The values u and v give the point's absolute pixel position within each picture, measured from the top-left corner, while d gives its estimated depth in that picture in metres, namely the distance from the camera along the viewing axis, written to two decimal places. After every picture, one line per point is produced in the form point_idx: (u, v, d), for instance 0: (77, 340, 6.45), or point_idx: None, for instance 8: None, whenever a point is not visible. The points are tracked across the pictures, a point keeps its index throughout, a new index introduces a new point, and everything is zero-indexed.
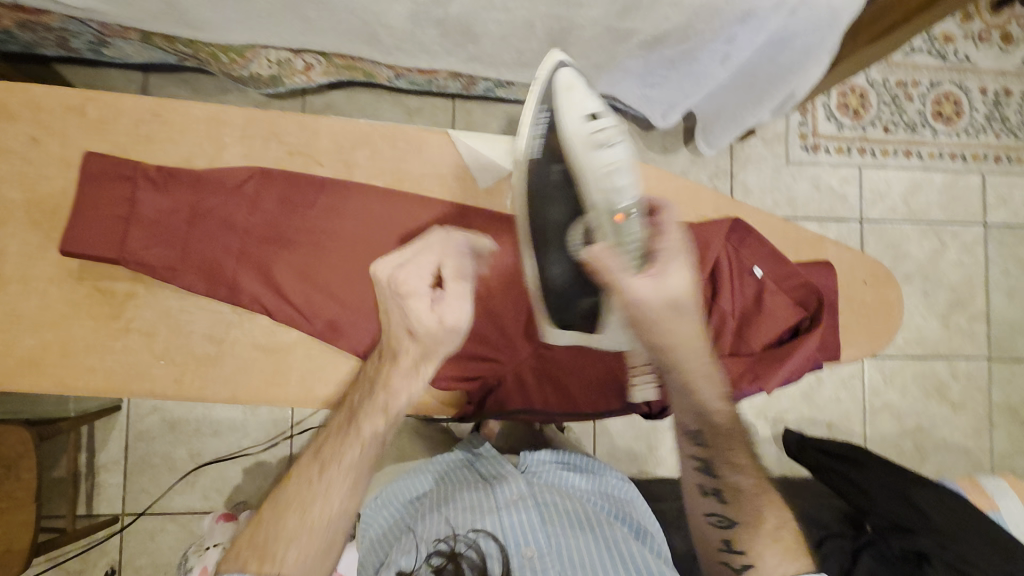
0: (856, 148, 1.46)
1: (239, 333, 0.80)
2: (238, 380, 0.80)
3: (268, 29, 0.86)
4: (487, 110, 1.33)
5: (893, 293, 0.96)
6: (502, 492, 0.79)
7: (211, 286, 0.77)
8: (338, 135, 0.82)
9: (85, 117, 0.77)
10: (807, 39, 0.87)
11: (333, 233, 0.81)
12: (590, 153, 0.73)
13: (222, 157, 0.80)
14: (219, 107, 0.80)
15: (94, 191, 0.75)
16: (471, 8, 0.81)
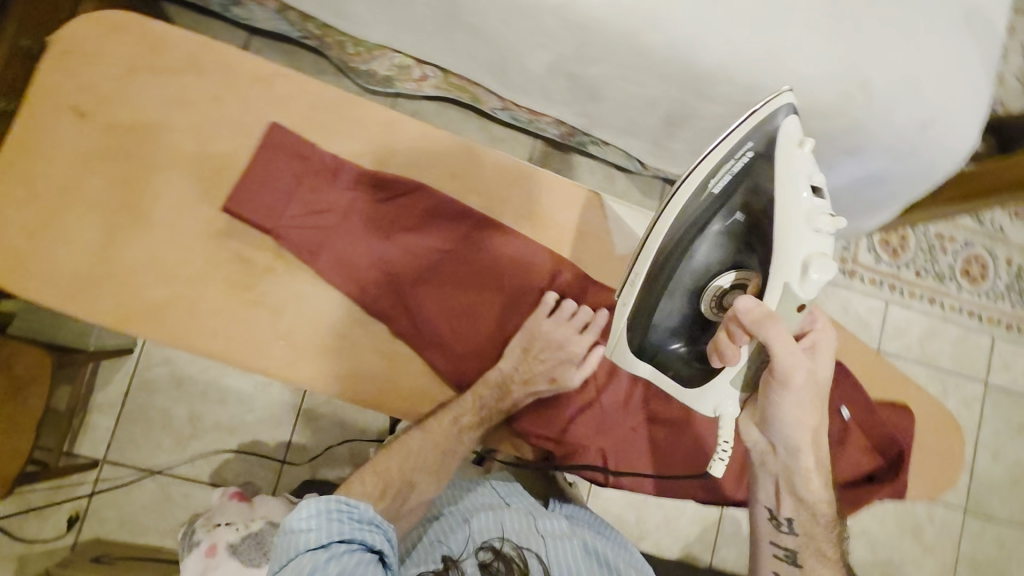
0: (888, 283, 1.53)
1: (362, 334, 0.76)
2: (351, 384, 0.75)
3: (409, 38, 0.88)
4: (563, 158, 1.37)
5: (956, 445, 1.01)
6: (546, 523, 0.81)
7: (350, 287, 0.74)
8: (503, 169, 0.82)
9: (271, 90, 0.77)
10: (900, 183, 0.92)
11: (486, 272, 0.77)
12: (797, 227, 0.61)
13: (391, 163, 0.79)
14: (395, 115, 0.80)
15: (273, 161, 0.73)
16: (608, 75, 0.85)
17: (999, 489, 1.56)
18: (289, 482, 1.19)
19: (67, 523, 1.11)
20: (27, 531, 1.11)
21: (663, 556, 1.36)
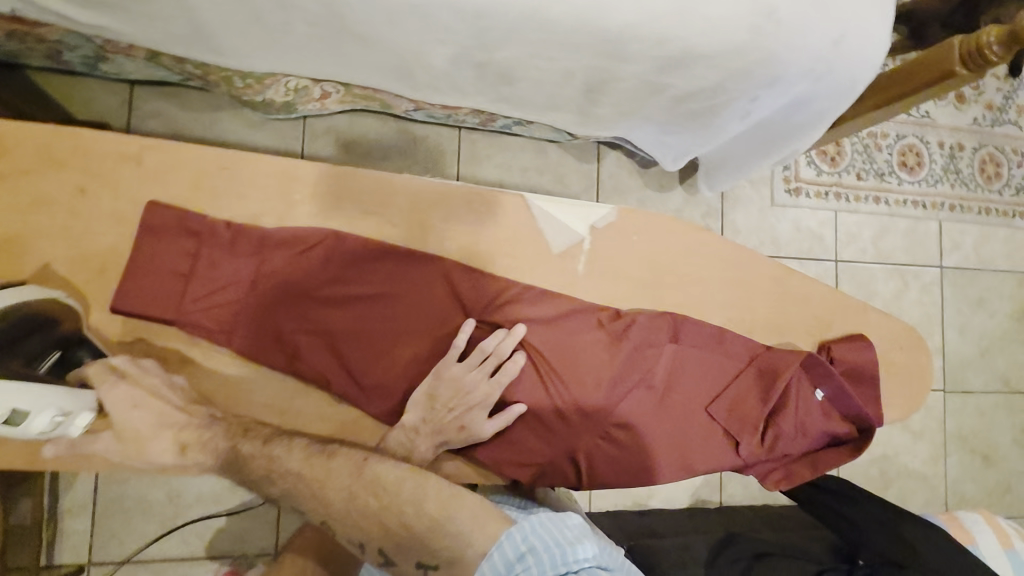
0: (833, 193, 1.55)
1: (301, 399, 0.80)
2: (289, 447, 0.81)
3: (297, 61, 0.82)
4: (492, 141, 1.33)
5: (924, 359, 1.04)
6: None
7: (261, 349, 0.77)
8: (415, 198, 0.82)
9: (144, 167, 0.76)
10: (824, 103, 0.92)
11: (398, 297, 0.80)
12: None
13: (289, 215, 0.79)
14: (290, 163, 0.78)
15: (160, 247, 0.75)
16: (516, 56, 0.80)
17: (970, 363, 1.63)
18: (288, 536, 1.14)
19: None
20: None
21: (674, 506, 1.39)
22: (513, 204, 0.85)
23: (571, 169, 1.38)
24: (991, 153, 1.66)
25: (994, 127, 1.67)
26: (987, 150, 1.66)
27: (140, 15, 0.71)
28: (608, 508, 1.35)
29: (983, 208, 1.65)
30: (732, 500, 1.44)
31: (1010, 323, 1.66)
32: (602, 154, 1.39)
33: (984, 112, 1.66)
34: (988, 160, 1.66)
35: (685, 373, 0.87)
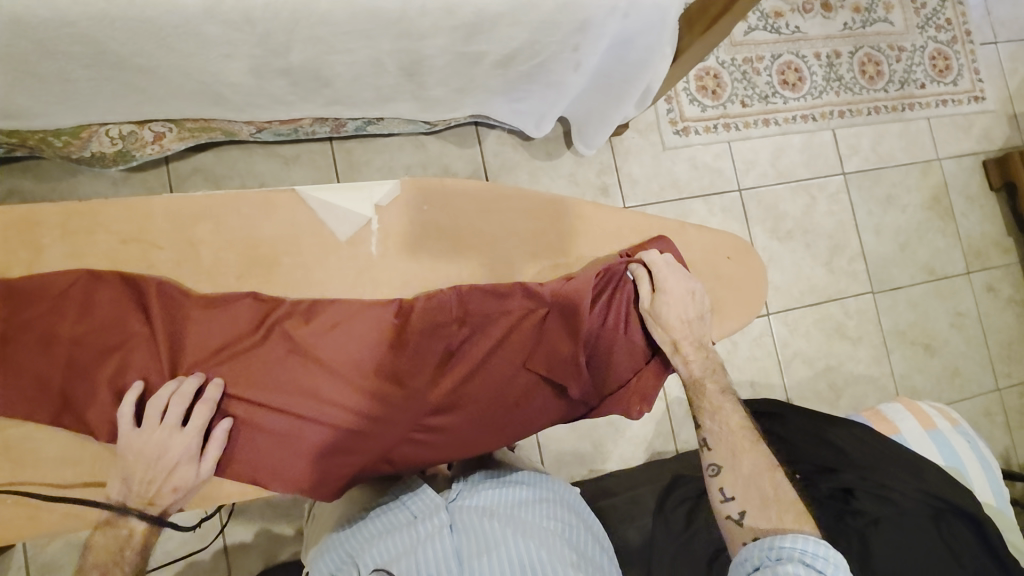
0: (722, 125, 1.56)
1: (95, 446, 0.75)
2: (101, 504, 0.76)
3: (99, 107, 0.80)
4: (368, 146, 1.31)
5: (756, 262, 1.01)
6: (424, 525, 0.75)
7: (30, 410, 0.72)
8: (172, 210, 0.78)
9: None
10: (646, 38, 0.92)
11: (173, 335, 0.76)
12: None
13: (41, 259, 0.74)
14: (31, 208, 0.74)
15: None
16: (314, 55, 0.79)
17: (893, 260, 1.65)
18: None
19: None
20: None
21: (632, 464, 1.38)
22: (290, 201, 0.82)
23: (455, 157, 1.37)
24: (868, 53, 1.68)
25: (865, 28, 1.69)
26: (864, 52, 1.68)
27: None
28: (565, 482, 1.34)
29: (872, 107, 1.68)
30: (688, 445, 1.44)
31: (922, 212, 1.69)
32: (483, 135, 1.38)
33: (852, 15, 1.68)
34: (866, 61, 1.68)
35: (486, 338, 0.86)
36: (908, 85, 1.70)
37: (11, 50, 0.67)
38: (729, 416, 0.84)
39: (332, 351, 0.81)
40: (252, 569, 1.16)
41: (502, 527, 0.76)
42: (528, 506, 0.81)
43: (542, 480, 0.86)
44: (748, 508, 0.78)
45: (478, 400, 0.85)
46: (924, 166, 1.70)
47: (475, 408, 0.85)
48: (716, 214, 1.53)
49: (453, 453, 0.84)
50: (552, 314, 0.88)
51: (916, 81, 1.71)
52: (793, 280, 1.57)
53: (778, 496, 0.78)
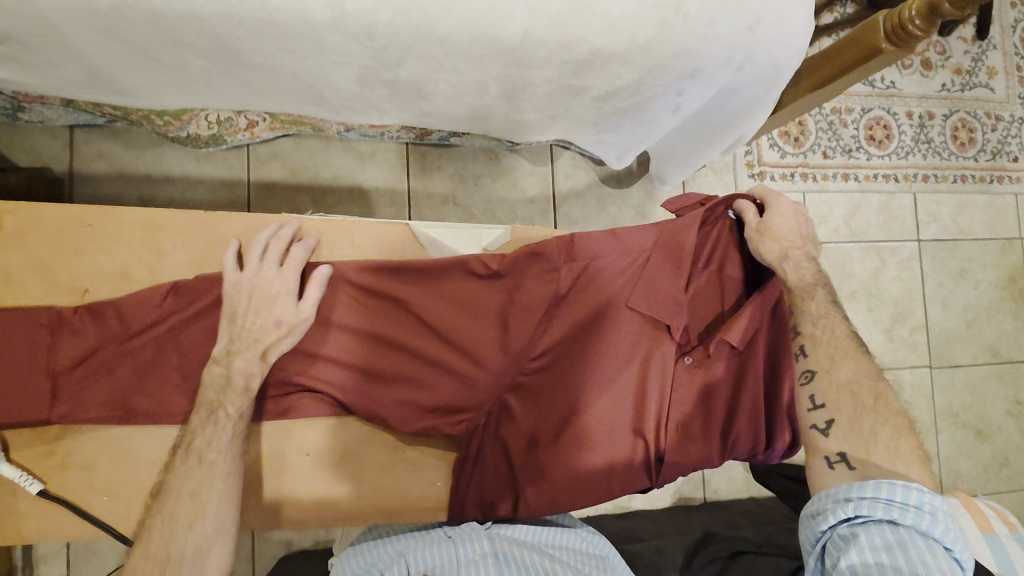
0: (799, 174, 1.51)
1: None
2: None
3: (206, 94, 0.81)
4: (442, 152, 1.31)
5: None
6: (465, 550, 0.77)
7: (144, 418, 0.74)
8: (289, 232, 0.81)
9: (5, 232, 0.74)
10: (753, 90, 0.89)
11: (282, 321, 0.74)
12: None
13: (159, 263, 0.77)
14: (153, 212, 0.77)
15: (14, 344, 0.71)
16: (422, 71, 0.78)
17: (956, 336, 1.58)
18: (267, 563, 1.17)
19: None
20: None
21: (657, 507, 1.36)
22: (398, 233, 0.85)
23: (526, 173, 1.36)
24: (963, 118, 1.61)
25: (964, 92, 1.61)
26: (959, 116, 1.61)
27: (37, 64, 0.72)
28: (589, 514, 1.33)
29: (958, 175, 1.61)
30: (716, 495, 1.42)
31: (995, 291, 1.61)
32: (556, 155, 1.37)
33: (953, 77, 1.61)
34: (960, 126, 1.61)
35: (590, 293, 0.79)
36: (1000, 157, 1.63)
37: (138, 36, 0.68)
38: (834, 323, 0.79)
39: (435, 308, 0.78)
40: (275, 553, 1.18)
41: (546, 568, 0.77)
42: (567, 552, 0.83)
43: (589, 529, 0.88)
44: (845, 445, 0.73)
45: (584, 365, 0.79)
46: (1005, 243, 1.63)
47: (584, 371, 0.79)
48: None
49: (565, 423, 0.79)
50: (661, 253, 0.79)
51: (1008, 154, 1.63)
52: None
53: (877, 407, 0.73)
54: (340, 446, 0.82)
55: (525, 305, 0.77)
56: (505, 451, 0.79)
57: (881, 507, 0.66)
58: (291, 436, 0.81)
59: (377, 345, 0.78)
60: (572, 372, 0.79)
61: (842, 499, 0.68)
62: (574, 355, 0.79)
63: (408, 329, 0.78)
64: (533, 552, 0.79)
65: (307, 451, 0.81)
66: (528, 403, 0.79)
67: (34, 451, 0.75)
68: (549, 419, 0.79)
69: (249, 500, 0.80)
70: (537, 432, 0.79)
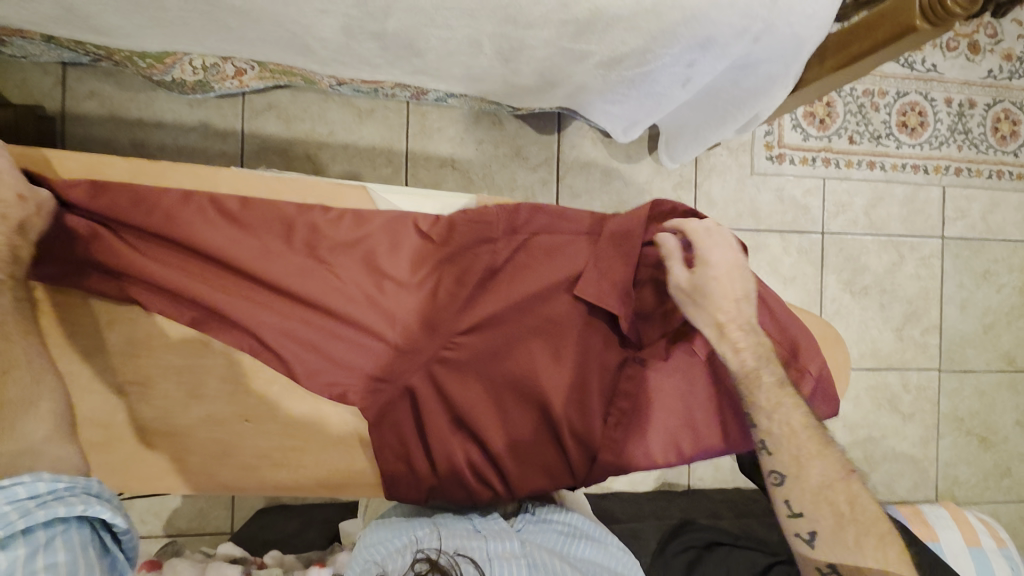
0: (821, 159, 1.43)
1: (131, 414, 0.73)
2: (129, 466, 0.74)
3: (186, 37, 0.77)
4: (443, 113, 1.26)
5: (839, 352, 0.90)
6: (493, 545, 0.69)
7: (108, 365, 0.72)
8: (239, 185, 0.74)
9: None
10: (771, 66, 0.82)
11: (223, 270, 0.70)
12: None
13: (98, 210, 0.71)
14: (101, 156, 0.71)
15: None
16: (412, 25, 0.73)
17: (971, 340, 1.52)
18: (246, 513, 1.19)
19: None
20: None
21: (639, 490, 1.34)
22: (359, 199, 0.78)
23: (530, 140, 1.30)
24: (1006, 109, 1.50)
25: (1012, 80, 1.50)
26: (1002, 106, 1.50)
27: None
28: None
29: (994, 170, 1.51)
30: (701, 482, 1.40)
31: (1019, 296, 1.53)
32: (564, 123, 1.31)
33: (1001, 63, 1.49)
34: (1002, 118, 1.50)
35: (529, 269, 0.75)
36: None
37: None
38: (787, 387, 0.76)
39: (354, 268, 0.73)
40: (254, 504, 1.19)
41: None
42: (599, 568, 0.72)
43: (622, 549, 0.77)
44: (819, 528, 0.72)
45: (513, 347, 0.76)
46: None
47: (515, 355, 0.76)
48: (791, 255, 1.43)
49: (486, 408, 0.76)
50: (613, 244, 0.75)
51: None
52: (855, 339, 1.46)
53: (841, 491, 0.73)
54: (285, 417, 0.76)
55: (455, 274, 0.73)
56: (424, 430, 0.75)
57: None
58: (233, 402, 0.75)
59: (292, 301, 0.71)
60: (505, 356, 0.76)
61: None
62: (499, 336, 0.75)
63: (323, 287, 0.71)
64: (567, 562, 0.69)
65: (246, 418, 0.75)
66: (448, 382, 0.74)
67: None
68: (476, 396, 0.75)
69: (194, 467, 0.75)
70: (460, 410, 0.75)
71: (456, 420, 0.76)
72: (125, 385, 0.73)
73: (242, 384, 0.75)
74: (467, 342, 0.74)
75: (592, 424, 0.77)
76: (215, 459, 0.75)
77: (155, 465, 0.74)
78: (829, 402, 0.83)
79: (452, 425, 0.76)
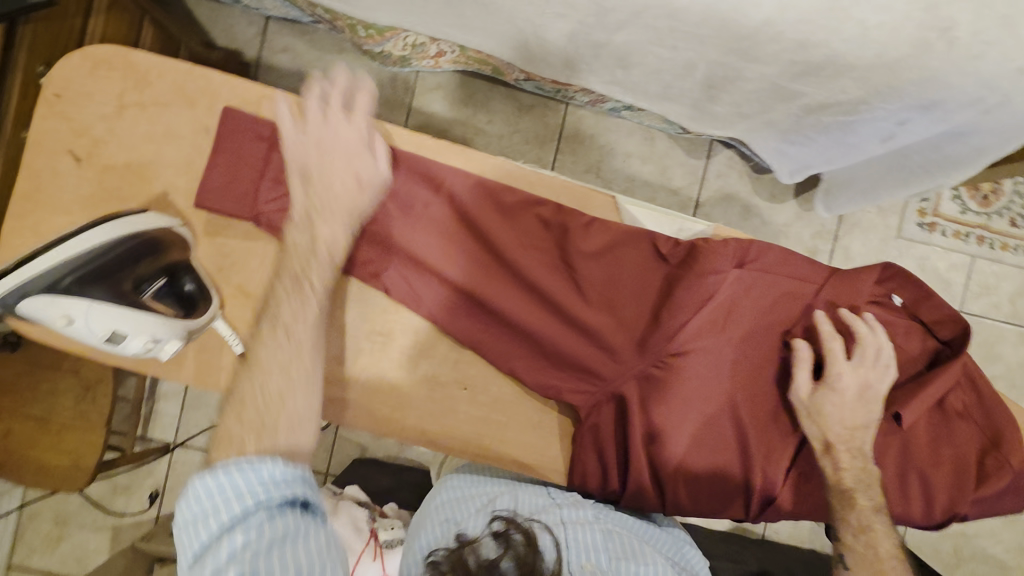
0: (975, 236, 1.35)
1: (364, 359, 0.78)
2: (351, 406, 0.78)
3: (418, 17, 0.82)
4: (599, 121, 1.28)
5: None
6: (568, 512, 0.74)
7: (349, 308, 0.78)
8: (497, 170, 0.78)
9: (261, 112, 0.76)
10: (985, 139, 0.79)
11: (469, 240, 0.74)
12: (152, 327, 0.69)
13: None
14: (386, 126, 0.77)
15: (224, 160, 0.74)
16: (637, 40, 0.75)
17: None
18: (340, 460, 1.24)
19: (149, 500, 1.23)
20: (116, 505, 1.23)
21: (714, 528, 1.33)
22: (602, 203, 0.79)
23: (677, 162, 1.30)
24: None
25: None
26: None
27: None
28: None
29: None
30: (776, 536, 1.37)
31: None
32: (714, 151, 1.30)
33: None
34: None
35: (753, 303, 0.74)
36: None
37: None
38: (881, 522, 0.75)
39: (590, 272, 0.74)
40: (349, 454, 1.25)
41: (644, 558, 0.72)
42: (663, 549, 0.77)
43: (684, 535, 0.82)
44: None
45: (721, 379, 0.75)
46: None
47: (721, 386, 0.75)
48: None
49: (682, 433, 0.75)
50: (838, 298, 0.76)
51: None
52: None
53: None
54: (494, 394, 0.79)
55: (688, 291, 0.71)
56: (617, 439, 0.76)
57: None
58: (456, 368, 0.79)
59: (523, 289, 0.75)
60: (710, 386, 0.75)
61: None
62: (710, 365, 0.75)
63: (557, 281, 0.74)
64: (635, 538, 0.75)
65: (464, 386, 0.79)
66: (653, 401, 0.74)
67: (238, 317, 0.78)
68: (678, 419, 0.74)
69: (409, 421, 0.79)
70: (658, 427, 0.74)
71: (650, 438, 0.74)
72: (366, 333, 0.78)
73: (465, 353, 0.79)
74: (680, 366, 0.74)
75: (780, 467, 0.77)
76: (430, 417, 0.79)
77: (371, 408, 0.78)
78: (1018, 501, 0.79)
79: (647, 443, 0.75)
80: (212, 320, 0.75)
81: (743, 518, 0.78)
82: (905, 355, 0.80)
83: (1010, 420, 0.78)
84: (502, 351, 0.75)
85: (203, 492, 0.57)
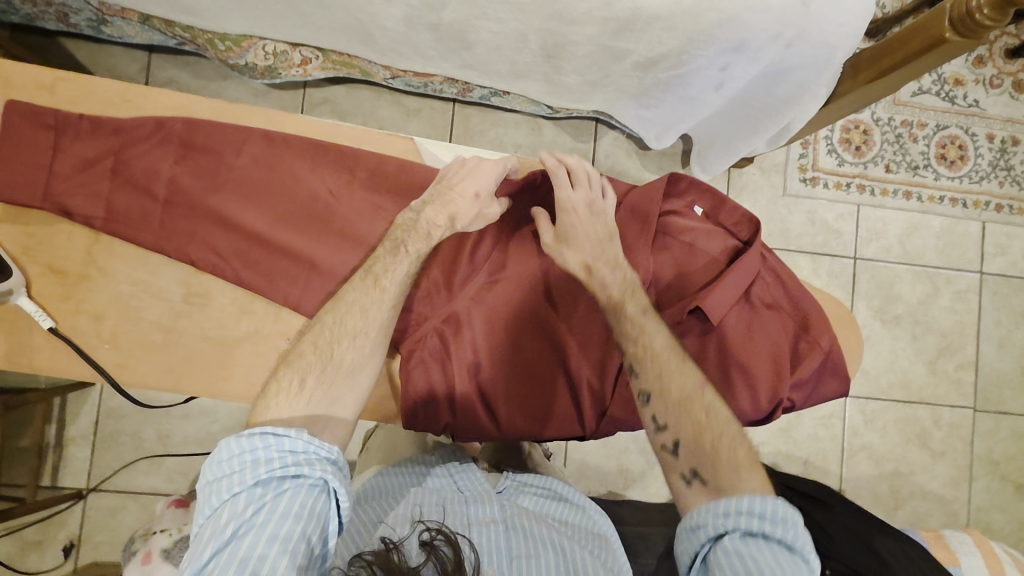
0: (856, 185, 1.44)
1: (188, 322, 0.80)
2: (184, 371, 0.80)
3: (263, 21, 0.86)
4: (486, 117, 1.33)
5: (854, 335, 0.94)
6: (476, 509, 0.79)
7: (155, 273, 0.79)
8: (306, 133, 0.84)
9: (57, 96, 0.79)
10: (803, 73, 0.86)
11: (267, 189, 0.79)
12: None
13: None
14: (187, 98, 0.81)
15: (16, 137, 0.75)
16: (465, 17, 0.80)
17: (1008, 380, 1.47)
18: None
19: (63, 552, 1.17)
20: (29, 563, 1.17)
21: (652, 500, 1.33)
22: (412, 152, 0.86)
23: (566, 147, 1.36)
24: None
25: None
26: None
27: None
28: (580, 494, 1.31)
29: None
30: None
31: None
32: (600, 133, 1.36)
33: None
34: None
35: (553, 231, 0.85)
36: None
37: None
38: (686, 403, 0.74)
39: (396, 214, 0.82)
40: None
41: (549, 539, 0.77)
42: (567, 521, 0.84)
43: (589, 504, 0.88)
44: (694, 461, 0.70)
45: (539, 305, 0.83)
46: None
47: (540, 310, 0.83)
48: (821, 277, 1.42)
49: (507, 356, 0.82)
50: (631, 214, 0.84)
51: None
52: (885, 369, 1.44)
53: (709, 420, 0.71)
54: None
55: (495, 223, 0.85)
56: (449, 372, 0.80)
57: (743, 520, 0.64)
58: (280, 321, 0.82)
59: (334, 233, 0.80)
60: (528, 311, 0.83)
61: (719, 513, 0.65)
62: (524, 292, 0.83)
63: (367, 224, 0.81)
64: (538, 520, 0.80)
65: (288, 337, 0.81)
66: (474, 328, 0.81)
67: (53, 295, 0.78)
68: (501, 343, 0.82)
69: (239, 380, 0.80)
70: (484, 352, 0.81)
71: (475, 366, 0.80)
72: (185, 295, 0.80)
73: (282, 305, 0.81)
74: (495, 294, 0.82)
75: (606, 379, 0.82)
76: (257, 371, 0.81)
77: (204, 374, 0.80)
78: (837, 376, 0.86)
79: (474, 370, 0.81)
80: (13, 296, 0.76)
81: (583, 435, 0.84)
82: (709, 260, 0.85)
83: (811, 301, 0.86)
84: (315, 291, 0.79)
85: (231, 452, 0.59)
